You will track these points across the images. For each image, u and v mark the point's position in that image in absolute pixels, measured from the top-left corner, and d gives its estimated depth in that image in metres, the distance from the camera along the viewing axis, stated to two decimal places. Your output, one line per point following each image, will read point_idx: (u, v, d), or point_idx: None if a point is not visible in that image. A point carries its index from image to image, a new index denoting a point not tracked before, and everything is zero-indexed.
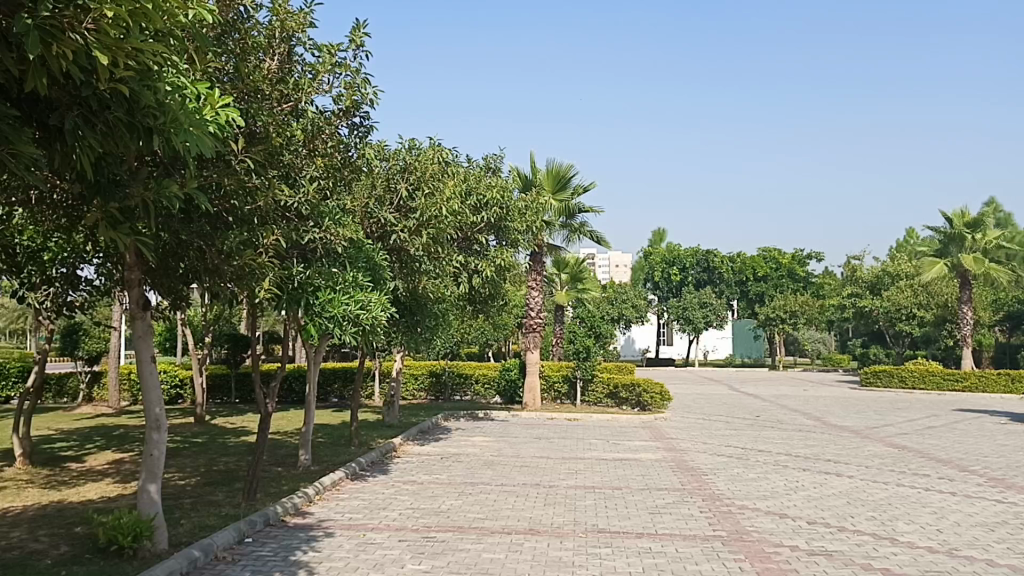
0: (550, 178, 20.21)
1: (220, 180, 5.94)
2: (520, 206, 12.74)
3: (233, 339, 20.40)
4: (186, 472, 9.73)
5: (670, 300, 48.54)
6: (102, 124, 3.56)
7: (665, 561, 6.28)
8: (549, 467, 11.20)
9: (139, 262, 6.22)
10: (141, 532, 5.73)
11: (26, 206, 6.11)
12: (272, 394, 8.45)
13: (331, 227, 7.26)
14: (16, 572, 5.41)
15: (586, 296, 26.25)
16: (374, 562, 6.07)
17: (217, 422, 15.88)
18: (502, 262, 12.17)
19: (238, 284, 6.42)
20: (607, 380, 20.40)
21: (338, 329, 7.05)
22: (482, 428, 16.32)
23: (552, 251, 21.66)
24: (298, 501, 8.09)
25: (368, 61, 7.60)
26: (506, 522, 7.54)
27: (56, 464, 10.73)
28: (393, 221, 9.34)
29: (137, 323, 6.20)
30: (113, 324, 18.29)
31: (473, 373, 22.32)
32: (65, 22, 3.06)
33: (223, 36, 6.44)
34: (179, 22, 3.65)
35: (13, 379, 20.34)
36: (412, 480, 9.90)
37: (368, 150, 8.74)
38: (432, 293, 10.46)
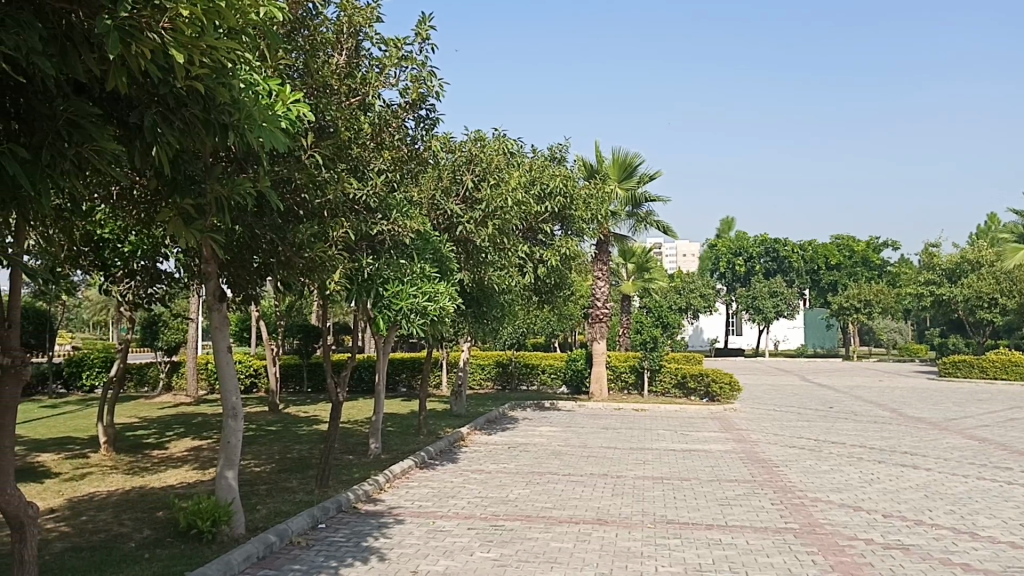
0: (616, 167, 20.10)
1: (291, 174, 6.07)
2: (585, 195, 12.69)
3: (304, 331, 20.32)
4: (262, 459, 10.00)
5: (739, 289, 47.81)
6: (180, 121, 3.68)
7: (736, 553, 6.21)
8: (617, 457, 11.18)
9: (215, 255, 6.39)
10: (219, 517, 5.93)
11: (109, 201, 6.35)
12: (343, 384, 8.60)
13: (399, 219, 7.34)
14: (103, 554, 5.64)
15: (654, 285, 26.02)
16: (444, 549, 6.15)
17: (290, 411, 16.24)
18: (567, 251, 12.13)
19: (309, 276, 6.53)
20: (674, 370, 20.20)
21: (407, 320, 7.12)
22: (549, 418, 16.34)
23: (618, 241, 21.52)
24: (369, 488, 8.24)
25: (434, 53, 7.64)
26: (573, 512, 7.55)
27: (139, 450, 11.13)
28: (460, 213, 9.40)
29: (213, 314, 6.40)
30: (191, 316, 18.87)
31: (539, 363, 22.39)
32: (142, 22, 3.15)
33: (293, 34, 6.58)
34: (252, 19, 3.73)
35: (97, 369, 21.13)
36: (480, 469, 9.98)
37: (436, 142, 8.81)
38: (498, 284, 10.50)
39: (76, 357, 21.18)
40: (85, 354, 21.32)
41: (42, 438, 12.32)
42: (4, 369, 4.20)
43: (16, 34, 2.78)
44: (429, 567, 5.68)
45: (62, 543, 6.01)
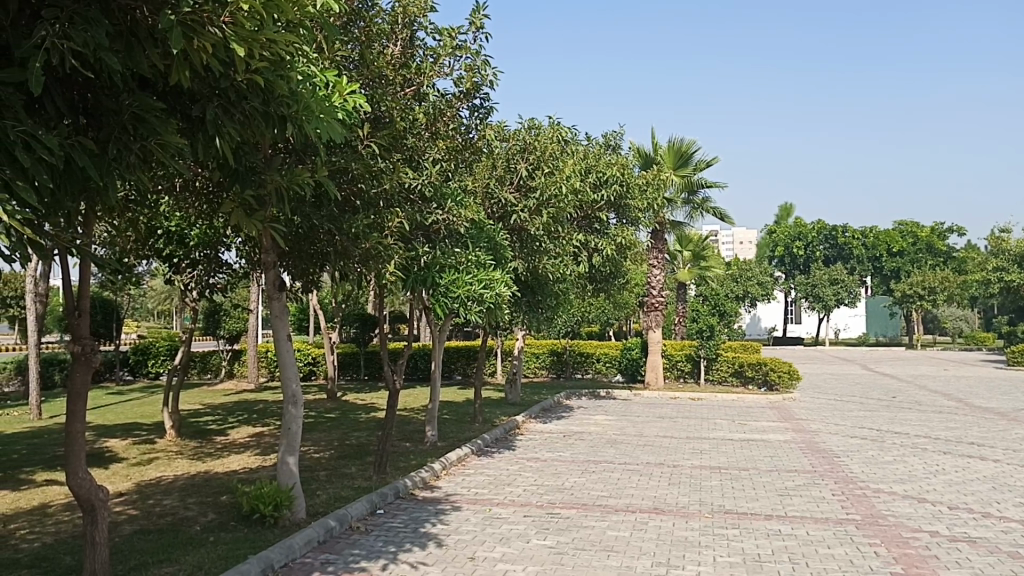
0: (672, 155, 19.88)
1: (348, 165, 6.14)
2: (640, 183, 12.59)
3: (362, 320, 20.71)
4: (321, 446, 10.16)
5: (798, 276, 47.00)
6: (241, 114, 3.75)
7: (796, 544, 6.13)
8: (673, 446, 11.09)
9: (274, 246, 6.49)
10: (280, 502, 6.06)
11: (173, 192, 6.51)
12: (399, 372, 8.68)
13: (454, 208, 7.37)
14: (170, 537, 5.80)
15: (710, 274, 25.70)
16: (501, 536, 6.18)
17: (348, 399, 16.48)
18: (622, 240, 12.05)
19: (366, 266, 6.59)
20: (732, 359, 19.95)
21: (463, 308, 7.16)
22: (604, 406, 16.30)
23: (673, 229, 21.33)
24: (426, 475, 8.32)
25: (488, 43, 7.65)
26: (630, 501, 7.53)
27: (203, 436, 11.42)
28: (515, 202, 9.41)
29: (273, 303, 6.52)
30: (251, 305, 19.24)
31: (594, 351, 22.35)
32: (204, 16, 3.20)
33: (349, 25, 6.63)
34: (309, 12, 3.78)
35: (162, 357, 21.72)
36: (536, 457, 10.00)
37: (490, 131, 8.93)
38: (553, 273, 10.47)
39: (142, 345, 21.79)
40: (151, 342, 21.92)
41: (111, 423, 12.72)
42: (74, 356, 4.32)
43: (82, 30, 2.84)
44: (486, 554, 5.72)
45: (131, 525, 6.20)
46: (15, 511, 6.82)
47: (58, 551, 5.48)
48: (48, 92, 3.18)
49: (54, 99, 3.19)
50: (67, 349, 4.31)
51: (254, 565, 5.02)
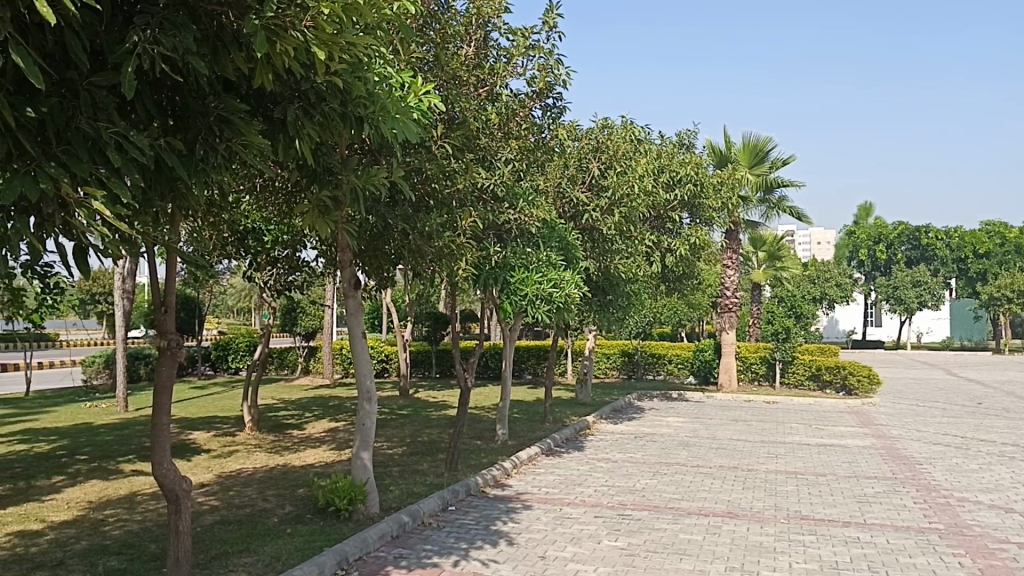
0: (746, 153, 19.57)
1: (422, 165, 6.22)
2: (714, 182, 12.43)
3: (434, 318, 21.03)
4: (394, 442, 10.31)
5: (878, 278, 45.75)
6: (319, 115, 3.82)
7: (876, 552, 5.97)
8: (748, 450, 10.93)
9: (350, 243, 6.61)
10: (355, 496, 6.19)
11: (253, 191, 6.71)
12: (470, 370, 8.73)
13: (525, 208, 7.42)
14: (249, 527, 5.96)
15: (786, 274, 25.15)
16: (572, 536, 6.18)
17: (421, 396, 16.71)
18: (696, 239, 11.90)
19: (438, 264, 6.66)
20: (808, 362, 19.52)
21: (531, 308, 7.20)
22: (676, 408, 16.14)
23: (747, 228, 20.99)
24: (497, 473, 8.38)
25: (561, 42, 7.67)
26: (703, 504, 7.44)
27: (280, 430, 11.71)
28: (586, 201, 9.38)
29: (348, 301, 6.64)
30: (327, 303, 19.64)
31: (666, 352, 22.09)
32: (286, 20, 3.25)
33: (425, 27, 6.71)
34: (386, 15, 3.84)
35: (242, 352, 22.34)
36: (606, 458, 9.97)
37: (562, 130, 8.99)
38: (625, 273, 10.41)
39: (222, 341, 22.46)
40: (231, 338, 22.57)
41: (193, 416, 13.14)
42: (161, 350, 4.44)
43: (171, 36, 2.94)
44: (557, 553, 5.72)
45: (212, 516, 6.39)
46: (105, 499, 7.10)
47: (144, 539, 5.68)
48: (139, 96, 3.28)
49: (144, 102, 3.29)
50: (154, 343, 4.44)
51: (329, 558, 5.13)
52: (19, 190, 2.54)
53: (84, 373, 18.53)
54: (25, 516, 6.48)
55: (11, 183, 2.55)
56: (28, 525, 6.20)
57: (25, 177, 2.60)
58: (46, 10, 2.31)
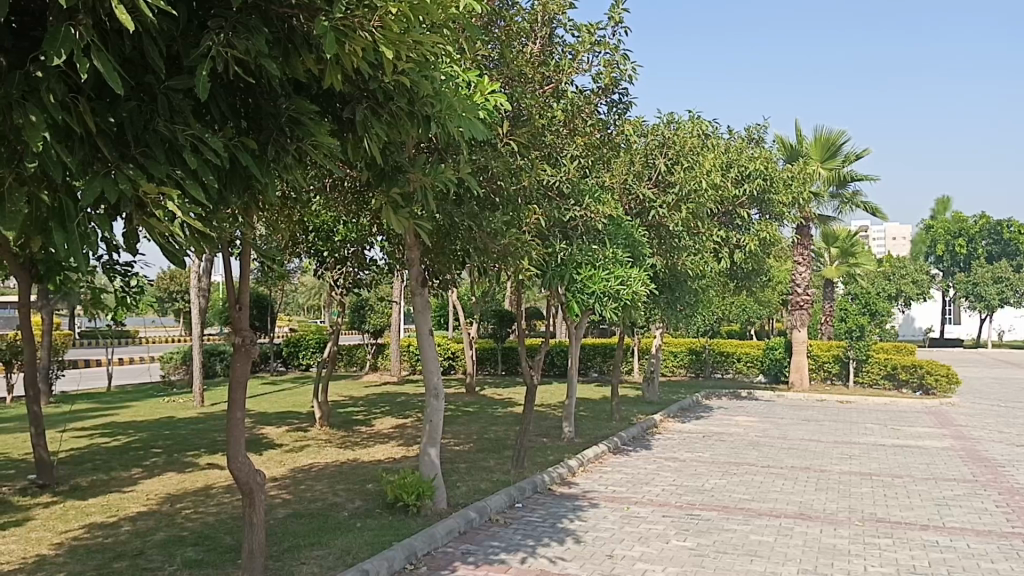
0: (819, 146, 19.16)
1: (489, 163, 6.25)
2: (785, 177, 12.20)
3: (500, 316, 21.13)
4: (461, 439, 10.39)
5: (957, 274, 44.28)
6: (388, 115, 3.86)
7: (955, 557, 5.77)
8: (821, 450, 10.69)
9: (418, 241, 6.69)
10: (423, 492, 6.25)
11: (324, 192, 6.83)
12: (536, 368, 8.72)
13: (592, 205, 7.38)
14: (320, 521, 6.06)
15: (860, 271, 24.49)
16: (640, 535, 6.13)
17: (487, 393, 16.80)
18: (766, 235, 11.67)
19: (505, 262, 6.68)
20: (883, 361, 19.00)
21: (599, 305, 7.14)
22: (745, 407, 15.88)
23: (820, 223, 20.52)
24: (564, 471, 8.36)
25: (627, 37, 7.60)
26: (774, 505, 7.31)
27: (349, 426, 11.91)
28: (653, 197, 9.29)
29: (416, 298, 6.70)
30: (394, 300, 19.89)
31: (735, 350, 21.74)
32: (355, 21, 3.28)
33: (490, 25, 6.74)
34: (452, 13, 3.84)
35: (312, 349, 22.76)
36: (675, 457, 9.86)
37: (628, 126, 8.94)
38: (692, 270, 10.30)
39: (294, 338, 22.93)
40: (302, 335, 23.03)
41: (265, 412, 13.44)
42: (235, 346, 4.55)
43: (244, 39, 3.00)
44: (624, 552, 5.68)
45: (285, 509, 6.53)
46: (182, 492, 7.31)
47: (220, 531, 5.84)
48: (214, 98, 3.37)
49: (220, 104, 3.37)
50: (229, 340, 4.55)
51: (399, 552, 5.20)
52: (99, 192, 2.62)
53: (162, 369, 19.11)
54: (105, 508, 6.71)
55: (91, 185, 2.63)
56: (108, 515, 6.43)
57: (105, 179, 2.68)
58: (126, 16, 2.39)
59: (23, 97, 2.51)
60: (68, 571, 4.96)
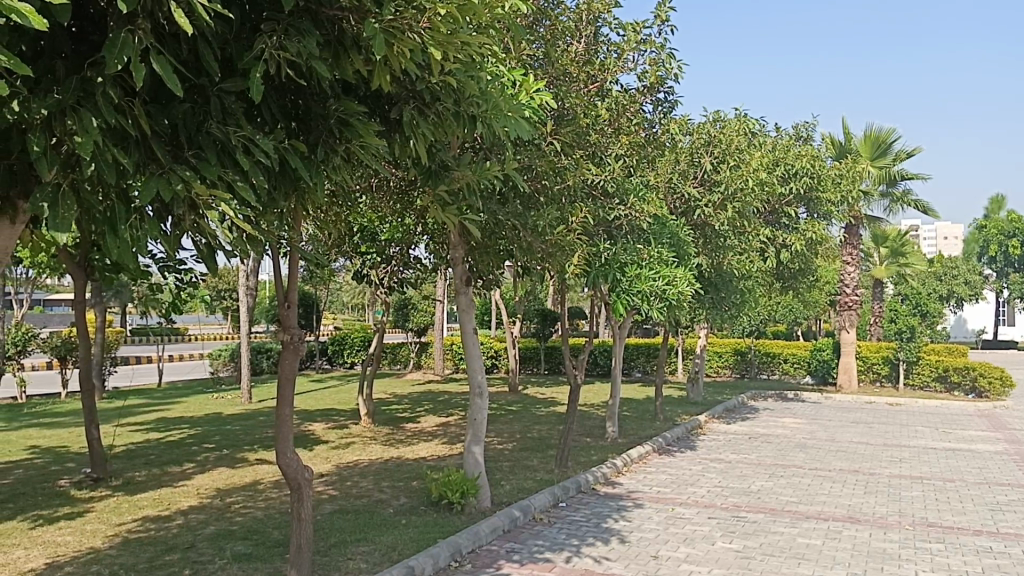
0: (868, 144, 18.84)
1: (533, 162, 6.28)
2: (833, 175, 12.01)
3: (542, 316, 21.15)
4: (504, 438, 10.42)
5: (1012, 275, 43.21)
6: (434, 115, 3.89)
7: (1009, 563, 5.65)
8: (869, 453, 10.51)
9: (463, 240, 6.71)
10: (467, 489, 6.28)
11: (370, 191, 6.90)
12: (579, 367, 8.71)
13: (636, 203, 7.35)
14: (366, 517, 6.13)
15: (909, 271, 24.01)
16: (685, 537, 6.09)
17: (530, 392, 16.81)
18: (813, 234, 11.51)
19: (550, 261, 6.69)
20: (934, 362, 18.61)
21: (645, 304, 7.11)
22: (792, 409, 15.67)
23: (868, 222, 20.16)
24: (607, 471, 8.33)
25: (673, 35, 7.56)
26: (822, 508, 7.21)
27: (394, 423, 12.01)
28: (698, 196, 9.21)
29: (461, 297, 6.74)
30: (438, 300, 19.99)
31: (782, 351, 21.47)
32: (404, 23, 3.30)
33: (535, 24, 6.78)
34: (498, 13, 3.85)
35: (357, 348, 22.98)
36: (719, 458, 9.79)
37: (672, 124, 8.88)
38: (738, 269, 10.19)
39: (339, 336, 23.16)
40: (347, 333, 23.27)
41: (311, 409, 13.60)
42: (283, 344, 4.62)
43: (297, 41, 3.04)
44: (669, 553, 5.65)
45: (331, 505, 6.61)
46: (231, 486, 7.44)
47: (268, 525, 5.93)
48: (265, 100, 3.43)
49: (271, 106, 3.43)
50: (277, 338, 4.62)
51: (443, 549, 5.23)
52: (154, 193, 2.67)
53: (211, 366, 19.43)
54: (157, 501, 6.86)
55: (147, 186, 2.68)
56: (160, 509, 6.56)
57: (161, 179, 2.73)
58: (184, 19, 2.43)
59: (81, 100, 2.56)
60: (121, 563, 5.08)
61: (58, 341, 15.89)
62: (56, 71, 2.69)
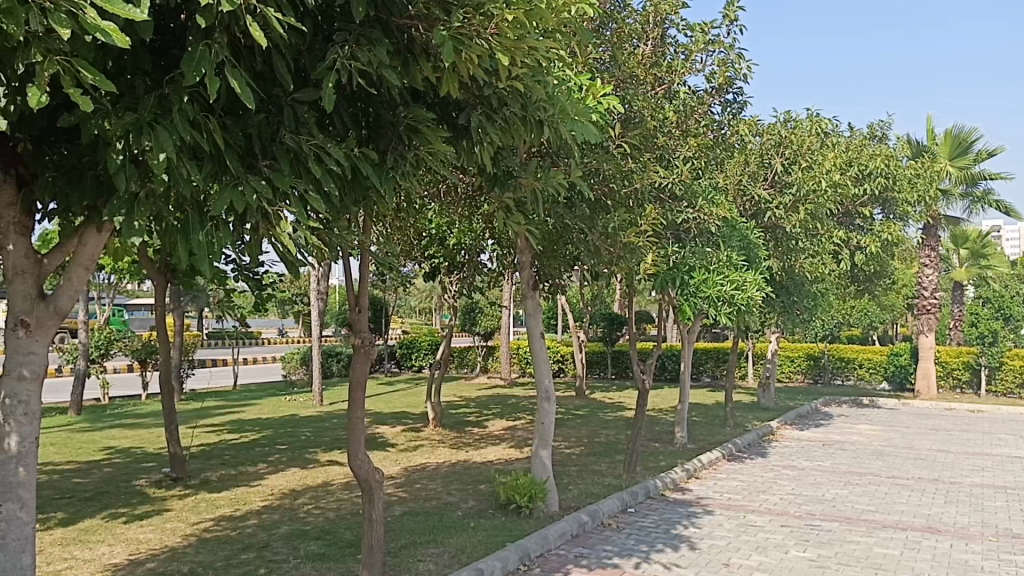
0: (948, 143, 18.27)
1: (600, 166, 6.28)
2: (910, 175, 11.71)
3: (609, 319, 21.03)
4: (572, 442, 10.40)
5: None
6: (502, 120, 3.91)
7: None
8: (950, 461, 10.18)
9: (529, 245, 6.71)
10: (535, 494, 6.30)
11: (437, 198, 6.98)
12: (648, 371, 8.64)
13: (705, 207, 7.29)
14: (435, 519, 6.19)
15: (992, 273, 23.16)
16: (757, 545, 5.99)
17: (597, 396, 16.77)
18: (889, 236, 11.21)
19: (617, 266, 6.64)
20: (1019, 368, 17.91)
21: (713, 309, 7.01)
22: (867, 415, 15.28)
23: (947, 223, 19.55)
24: (677, 477, 8.25)
25: (743, 35, 7.47)
26: (900, 517, 7.00)
27: (462, 427, 12.10)
28: (769, 199, 9.05)
29: (528, 301, 6.74)
30: (505, 304, 20.07)
31: (857, 356, 20.95)
32: (472, 30, 3.32)
33: (602, 28, 6.77)
34: (565, 17, 3.85)
35: (425, 351, 23.24)
36: (793, 465, 9.60)
37: (742, 126, 8.76)
38: (810, 272, 9.99)
39: (408, 339, 23.45)
40: (415, 337, 23.52)
41: (381, 412, 13.79)
42: (355, 348, 4.70)
43: (367, 51, 3.08)
44: (741, 561, 5.56)
45: (401, 507, 6.69)
46: (304, 487, 7.61)
47: (340, 526, 6.04)
48: (337, 109, 3.50)
49: (342, 115, 3.49)
50: (348, 342, 4.70)
51: (513, 553, 5.25)
52: (228, 203, 2.74)
53: (284, 369, 19.85)
54: (233, 501, 7.05)
55: (221, 196, 2.76)
56: (236, 509, 6.73)
57: (234, 190, 2.80)
58: (259, 33, 2.50)
59: (159, 115, 2.66)
60: (200, 561, 5.23)
61: (139, 345, 16.44)
62: (136, 86, 2.79)
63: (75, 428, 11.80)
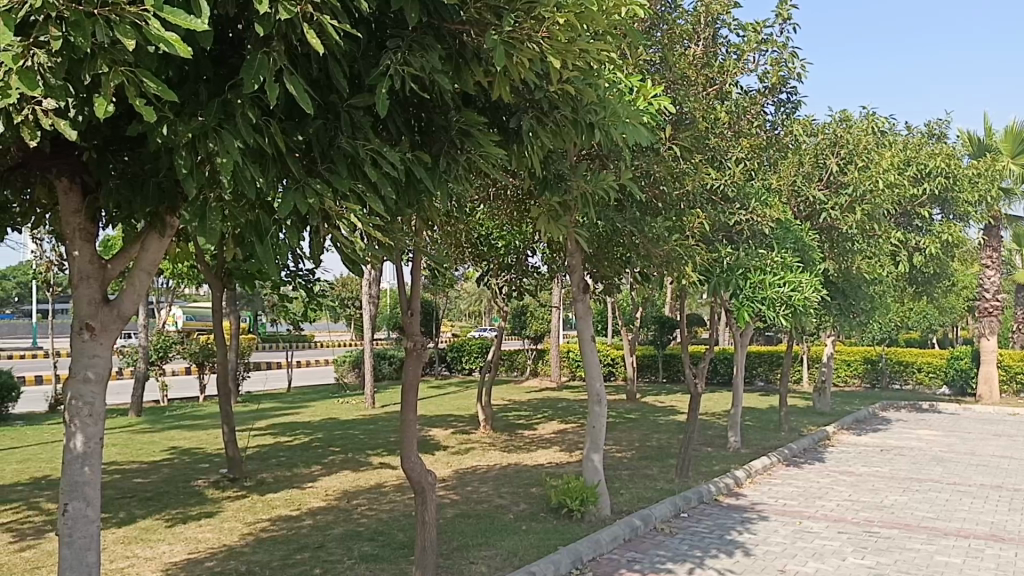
0: (1009, 140, 17.77)
1: (650, 167, 6.25)
2: (970, 174, 11.41)
3: (660, 323, 20.87)
4: (623, 446, 10.34)
5: None
6: (553, 123, 3.91)
7: None
8: (1015, 468, 9.88)
9: (579, 248, 6.68)
10: (587, 497, 6.28)
11: (487, 201, 7.01)
12: (700, 375, 8.54)
13: (758, 208, 7.19)
14: (487, 522, 6.21)
15: None
16: (814, 551, 5.89)
17: (648, 401, 16.64)
18: (948, 237, 10.95)
19: (667, 269, 6.57)
20: None
21: (772, 311, 6.88)
22: (927, 420, 14.92)
23: (1010, 223, 19.00)
24: (731, 482, 8.15)
25: (796, 34, 7.37)
26: (962, 525, 6.82)
27: (513, 430, 12.11)
28: (824, 200, 8.86)
29: (578, 304, 6.71)
30: (555, 307, 20.05)
31: (916, 360, 20.46)
32: (523, 34, 3.33)
33: (653, 29, 6.76)
34: (615, 19, 3.84)
35: (474, 355, 23.33)
36: (849, 470, 9.41)
37: (795, 126, 8.63)
38: (867, 274, 9.79)
39: (458, 343, 23.56)
40: (466, 341, 23.62)
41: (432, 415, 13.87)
42: (408, 351, 4.74)
43: (419, 56, 3.11)
44: (798, 568, 5.47)
45: (453, 509, 6.72)
46: (357, 489, 7.68)
47: (393, 527, 6.09)
48: (391, 114, 3.54)
49: (396, 120, 3.53)
50: (401, 345, 4.75)
51: (565, 557, 5.23)
52: (290, 206, 2.79)
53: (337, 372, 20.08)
54: (289, 502, 7.16)
55: (283, 199, 2.80)
56: (291, 510, 6.83)
57: (296, 193, 2.85)
58: (316, 40, 2.54)
59: (224, 119, 2.71)
60: (256, 560, 5.32)
61: (196, 348, 16.78)
62: (199, 93, 2.85)
63: (135, 429, 12.09)
